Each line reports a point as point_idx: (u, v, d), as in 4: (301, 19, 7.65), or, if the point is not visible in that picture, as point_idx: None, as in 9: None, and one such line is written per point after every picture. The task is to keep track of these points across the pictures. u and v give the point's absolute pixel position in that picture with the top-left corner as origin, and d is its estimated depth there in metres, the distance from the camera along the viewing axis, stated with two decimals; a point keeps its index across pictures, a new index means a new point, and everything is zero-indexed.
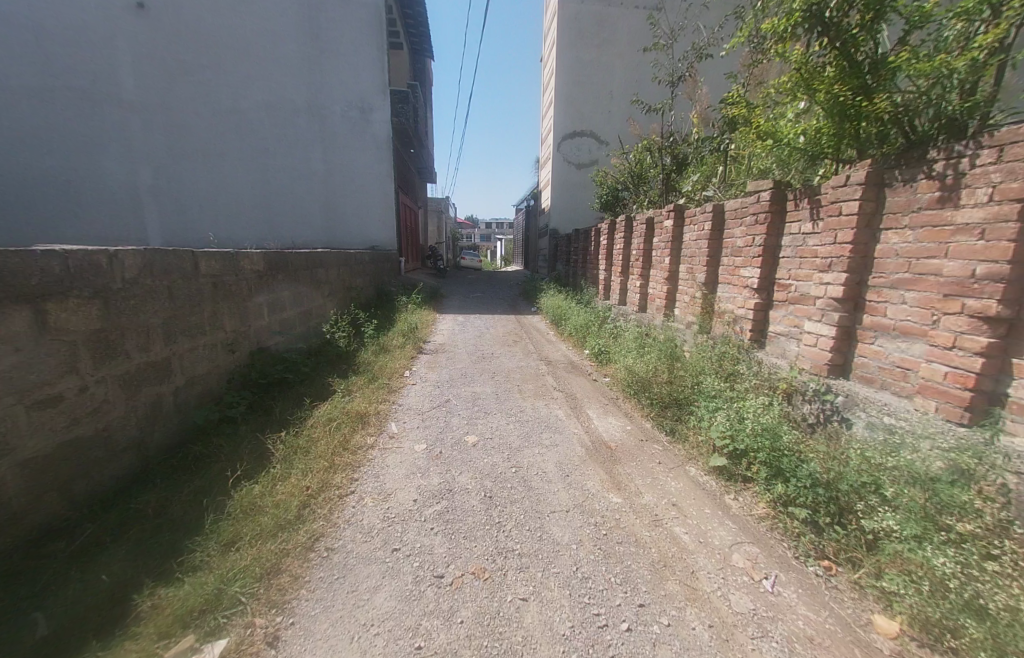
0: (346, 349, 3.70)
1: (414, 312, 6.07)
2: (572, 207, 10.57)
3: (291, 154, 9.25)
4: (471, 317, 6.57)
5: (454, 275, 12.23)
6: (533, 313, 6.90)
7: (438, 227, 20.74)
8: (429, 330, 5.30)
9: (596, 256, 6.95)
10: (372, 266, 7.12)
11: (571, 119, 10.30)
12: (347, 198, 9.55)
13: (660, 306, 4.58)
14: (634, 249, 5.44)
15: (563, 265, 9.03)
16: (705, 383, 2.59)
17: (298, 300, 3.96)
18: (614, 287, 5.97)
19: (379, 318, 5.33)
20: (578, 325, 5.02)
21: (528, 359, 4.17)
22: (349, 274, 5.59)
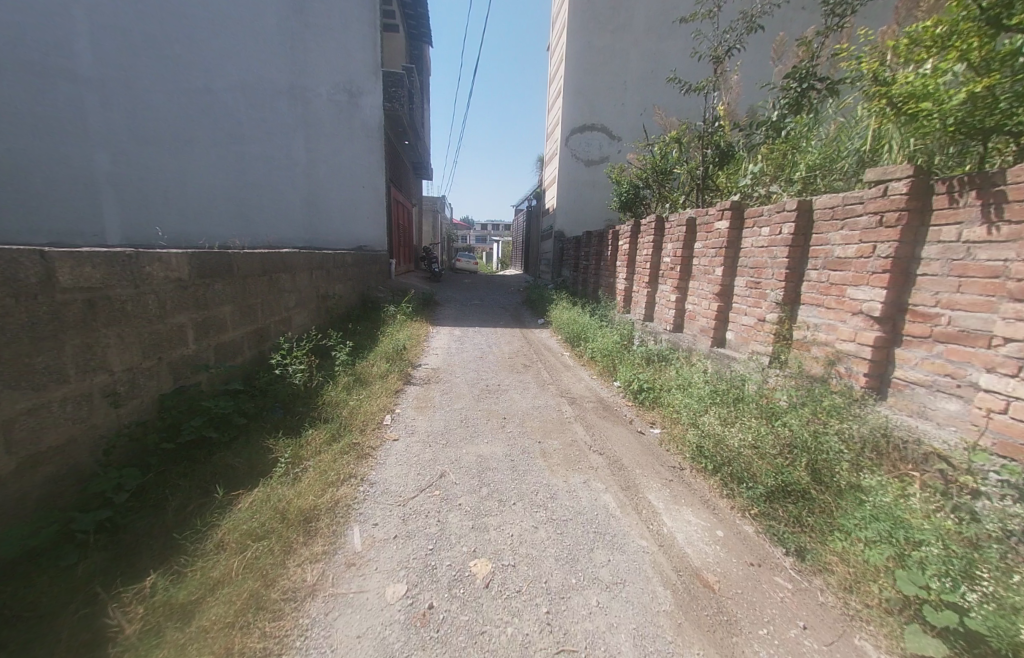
0: (305, 384, 2.77)
1: (402, 326, 5.13)
2: (580, 208, 9.65)
3: (270, 141, 8.19)
4: (469, 330, 5.64)
5: (450, 279, 11.30)
6: (541, 326, 5.99)
7: (433, 227, 19.72)
8: (419, 349, 4.37)
9: (614, 262, 6.05)
10: (356, 269, 6.16)
11: (581, 110, 9.41)
12: (333, 192, 8.59)
13: (707, 328, 3.69)
14: (667, 256, 4.55)
15: (571, 271, 8.14)
16: (847, 476, 1.76)
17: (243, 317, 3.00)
18: (638, 300, 5.09)
19: (357, 334, 4.38)
20: (601, 347, 4.11)
21: (545, 394, 3.26)
22: (323, 279, 4.63)
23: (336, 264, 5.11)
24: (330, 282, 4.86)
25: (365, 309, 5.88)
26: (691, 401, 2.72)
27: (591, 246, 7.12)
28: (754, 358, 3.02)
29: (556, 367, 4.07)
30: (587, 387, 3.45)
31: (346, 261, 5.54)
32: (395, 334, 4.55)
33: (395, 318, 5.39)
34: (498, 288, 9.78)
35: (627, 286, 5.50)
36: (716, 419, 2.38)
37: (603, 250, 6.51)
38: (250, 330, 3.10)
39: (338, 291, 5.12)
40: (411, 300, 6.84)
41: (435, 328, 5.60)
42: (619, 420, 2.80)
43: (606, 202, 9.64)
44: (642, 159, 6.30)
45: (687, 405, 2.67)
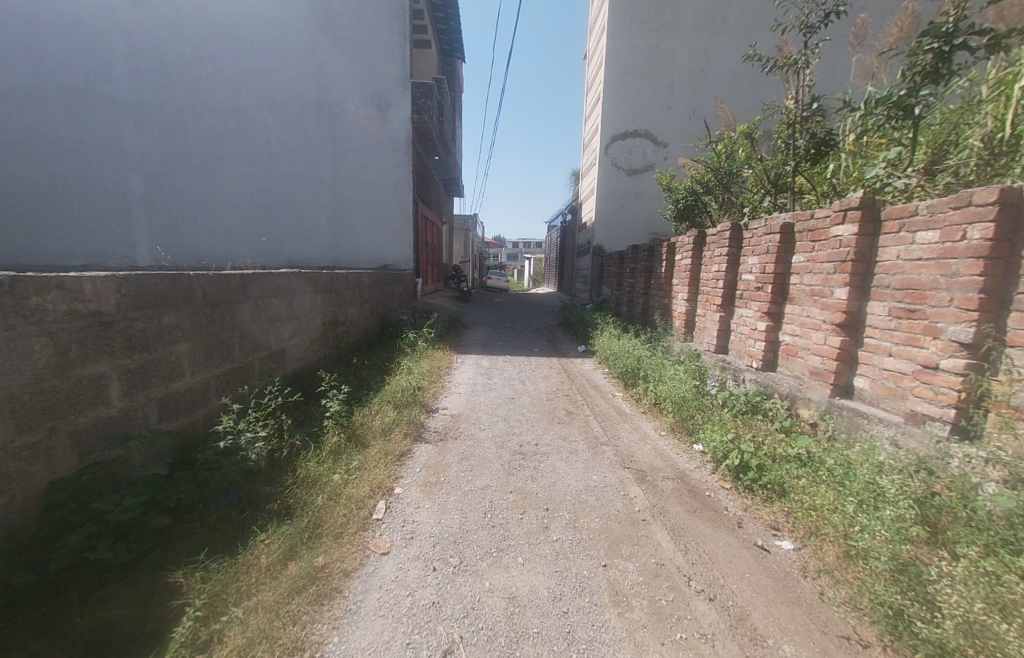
0: (276, 454, 2.04)
1: (422, 357, 4.37)
2: (621, 221, 8.75)
3: (295, 157, 7.64)
4: (499, 359, 4.81)
5: (480, 298, 10.65)
6: (581, 354, 5.12)
7: (464, 246, 19.33)
8: (438, 388, 3.57)
9: (670, 280, 5.11)
10: (380, 291, 5.56)
11: (622, 117, 8.59)
12: (358, 209, 7.97)
13: (822, 370, 2.75)
14: (748, 272, 3.61)
15: (614, 289, 7.23)
16: None
17: (203, 359, 2.31)
18: (708, 326, 4.13)
19: (367, 369, 3.66)
20: (671, 390, 3.18)
21: (603, 464, 2.37)
22: (333, 302, 3.97)
23: (351, 285, 4.46)
24: (342, 307, 4.20)
25: (383, 336, 5.20)
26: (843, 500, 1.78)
27: (639, 261, 6.19)
28: (924, 427, 2.08)
29: (610, 415, 3.16)
30: (659, 452, 2.54)
31: (365, 281, 4.91)
32: (410, 368, 3.80)
33: (414, 347, 4.66)
34: (531, 308, 8.98)
35: (690, 309, 4.55)
36: (911, 557, 1.43)
37: (655, 265, 5.58)
38: (219, 373, 2.42)
39: (353, 315, 4.46)
40: (436, 323, 6.14)
41: (459, 356, 4.83)
42: (725, 518, 1.89)
43: (651, 215, 8.73)
44: (700, 160, 5.36)
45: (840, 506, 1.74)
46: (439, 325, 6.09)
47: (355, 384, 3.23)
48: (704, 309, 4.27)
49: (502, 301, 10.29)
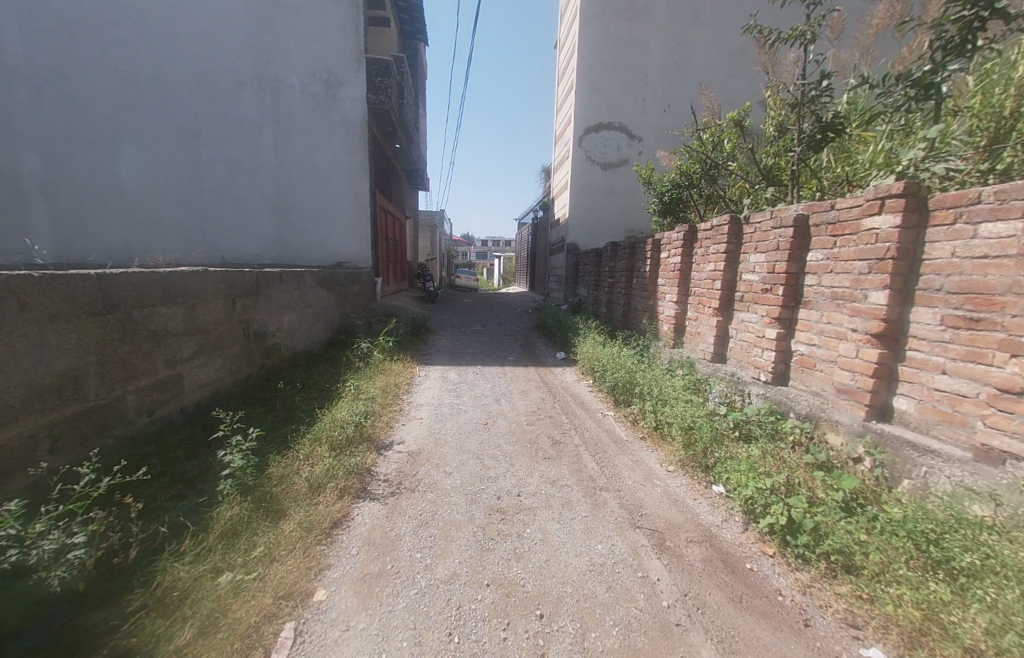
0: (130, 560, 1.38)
1: (374, 372, 3.66)
2: (595, 218, 8.29)
3: (232, 139, 6.50)
4: (468, 371, 4.17)
5: (447, 299, 9.96)
6: (561, 362, 4.58)
7: (430, 244, 18.39)
8: (393, 413, 2.90)
9: (656, 280, 4.65)
10: (332, 292, 4.79)
11: (596, 108, 8.14)
12: (307, 200, 6.89)
13: (853, 388, 2.32)
14: (750, 271, 3.17)
15: (592, 289, 6.75)
16: None
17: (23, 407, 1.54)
18: (703, 331, 3.67)
19: (299, 392, 2.92)
20: (676, 412, 2.66)
21: (606, 522, 1.80)
22: (260, 308, 3.19)
23: (289, 287, 3.67)
24: (276, 314, 3.42)
25: (329, 346, 4.42)
26: (953, 590, 1.35)
27: (619, 258, 5.71)
28: (1004, 468, 1.74)
29: (605, 444, 2.60)
30: (673, 499, 2.00)
31: (310, 281, 4.13)
32: (356, 389, 3.09)
33: (366, 359, 3.93)
34: (502, 309, 8.38)
35: (681, 312, 4.10)
36: None
37: (638, 263, 5.12)
38: (60, 419, 1.66)
39: (291, 323, 3.68)
40: (395, 328, 5.41)
41: (421, 368, 4.14)
42: (789, 616, 1.37)
43: (626, 212, 8.32)
44: (685, 150, 4.92)
45: (957, 601, 1.31)
46: (399, 330, 5.37)
47: (282, 416, 2.52)
48: (696, 312, 3.83)
49: (471, 301, 9.63)
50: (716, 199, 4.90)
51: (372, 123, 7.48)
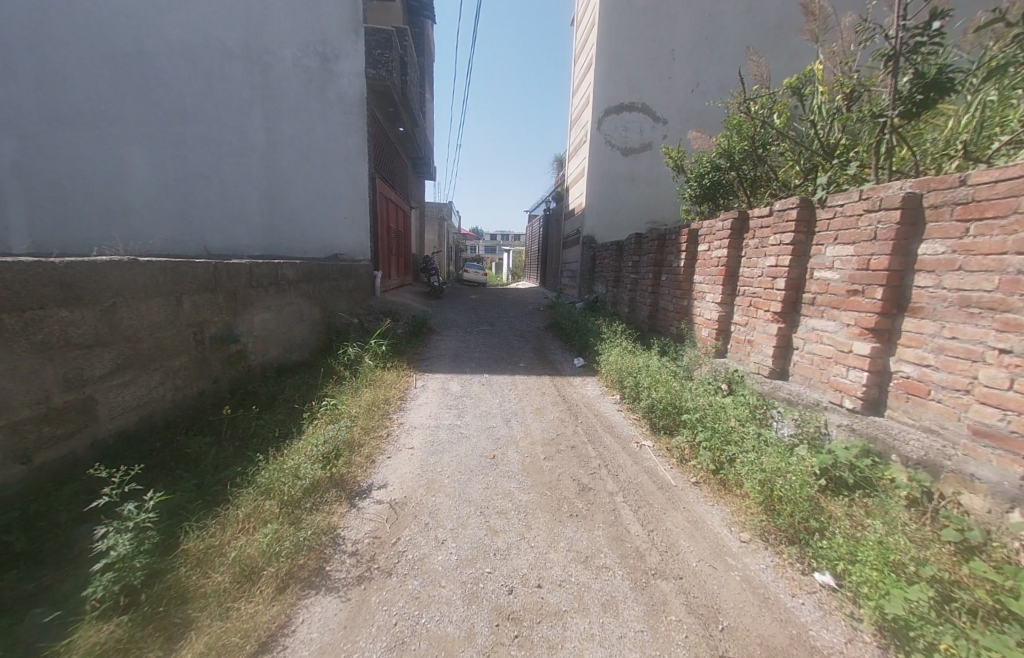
0: None
1: (361, 384, 3.08)
2: (615, 209, 7.59)
3: (218, 118, 5.90)
4: (474, 380, 3.58)
5: (454, 295, 9.38)
6: (582, 370, 3.97)
7: (437, 237, 17.75)
8: (377, 442, 2.31)
9: (692, 277, 4.00)
10: (321, 287, 4.21)
11: (617, 88, 7.41)
12: (298, 184, 6.22)
13: (1001, 432, 1.71)
14: (828, 265, 2.54)
15: (612, 285, 6.09)
16: None
17: None
18: (757, 339, 3.04)
19: (263, 414, 2.36)
20: (743, 452, 2.04)
21: (672, 647, 1.21)
22: (222, 307, 2.61)
23: (262, 280, 3.09)
24: (244, 314, 2.85)
25: (315, 349, 3.86)
26: None
27: (645, 251, 5.05)
28: None
29: (650, 491, 1.99)
30: (761, 594, 1.41)
31: (291, 274, 3.55)
32: (334, 409, 2.51)
33: (354, 366, 3.35)
34: (511, 306, 7.77)
35: (726, 315, 3.45)
36: None
37: (669, 257, 4.46)
38: None
39: (265, 324, 3.11)
40: (392, 328, 4.83)
41: (418, 376, 3.55)
42: None
43: (647, 202, 7.59)
44: (728, 125, 4.21)
45: None
46: (397, 330, 4.79)
47: (231, 453, 1.95)
48: (747, 315, 3.19)
49: (479, 297, 9.03)
50: (763, 183, 4.21)
51: (372, 103, 6.85)
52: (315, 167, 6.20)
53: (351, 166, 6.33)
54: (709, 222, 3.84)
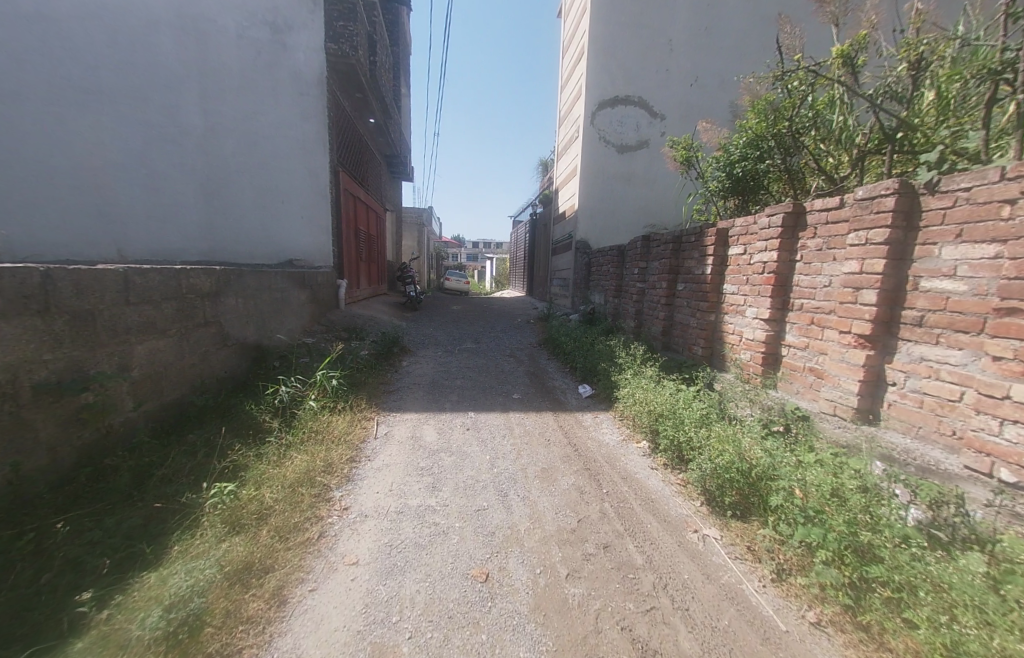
0: None
1: (293, 441, 2.19)
2: (611, 211, 6.84)
3: (143, 96, 4.88)
4: (456, 423, 2.74)
5: (433, 305, 8.49)
6: (592, 403, 3.17)
7: (417, 243, 16.84)
8: (297, 562, 1.44)
9: (721, 287, 3.28)
10: (256, 301, 3.31)
11: (611, 79, 6.70)
12: (244, 178, 5.27)
13: None
14: (949, 272, 1.82)
15: (612, 296, 5.35)
16: None
17: None
18: (830, 370, 2.28)
19: (103, 521, 1.47)
20: (895, 576, 1.26)
21: None
22: (58, 339, 1.73)
23: (144, 296, 2.19)
24: (106, 347, 1.96)
25: (241, 384, 2.93)
26: None
27: (655, 256, 4.33)
28: None
29: (751, 652, 1.18)
30: None
31: (202, 286, 2.65)
32: (230, 502, 1.60)
33: (286, 411, 2.44)
34: (497, 317, 6.95)
35: (776, 336, 2.70)
36: None
37: (687, 264, 3.73)
38: None
39: (147, 357, 2.21)
40: (351, 351, 3.92)
41: (379, 421, 2.66)
42: None
43: (644, 204, 6.86)
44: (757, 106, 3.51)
45: None
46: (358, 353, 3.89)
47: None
48: (810, 337, 2.45)
49: (460, 307, 8.19)
50: (803, 174, 3.51)
51: (336, 87, 5.98)
52: (264, 159, 5.28)
53: (309, 158, 5.43)
54: (741, 220, 3.12)
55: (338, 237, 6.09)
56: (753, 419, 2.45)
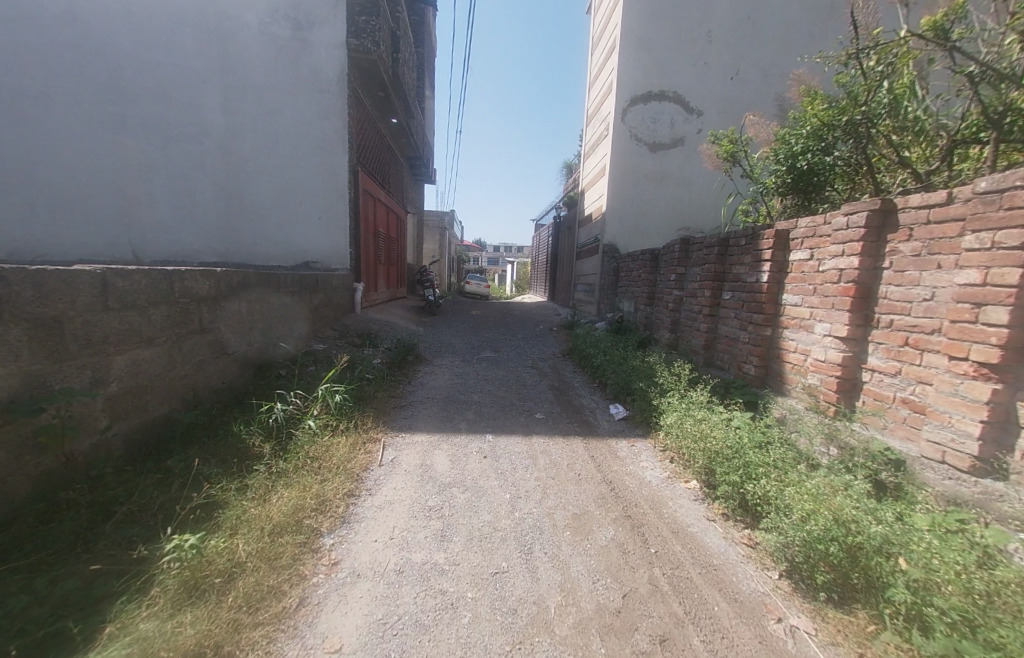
0: None
1: (285, 471, 1.90)
2: (642, 213, 6.35)
3: (164, 94, 4.77)
4: (473, 448, 2.41)
5: (453, 310, 8.24)
6: (627, 427, 2.79)
7: (439, 245, 16.71)
8: (265, 648, 1.13)
9: (780, 297, 2.85)
10: (262, 306, 3.06)
11: (643, 74, 6.25)
12: (263, 177, 5.09)
13: None
14: None
15: (644, 304, 4.93)
16: None
17: None
18: (935, 406, 1.85)
19: (34, 584, 1.19)
20: None
21: None
22: (13, 351, 1.48)
23: (126, 301, 1.94)
24: (78, 358, 1.72)
25: (242, 397, 2.68)
26: None
27: (697, 262, 3.90)
28: None
29: None
30: None
31: (200, 290, 2.41)
32: (193, 558, 1.31)
33: (281, 432, 2.15)
34: (518, 324, 6.61)
35: (855, 359, 2.27)
36: None
37: (736, 271, 3.30)
38: None
39: (130, 370, 1.96)
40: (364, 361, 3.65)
41: (384, 445, 2.34)
42: None
43: (677, 205, 6.36)
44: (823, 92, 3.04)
45: None
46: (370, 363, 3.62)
47: None
48: (905, 362, 2.02)
49: (480, 313, 7.88)
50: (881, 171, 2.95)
51: (358, 85, 5.79)
52: (284, 159, 5.10)
53: (328, 157, 5.23)
54: (803, 222, 2.71)
55: (355, 239, 5.86)
56: (829, 468, 2.05)
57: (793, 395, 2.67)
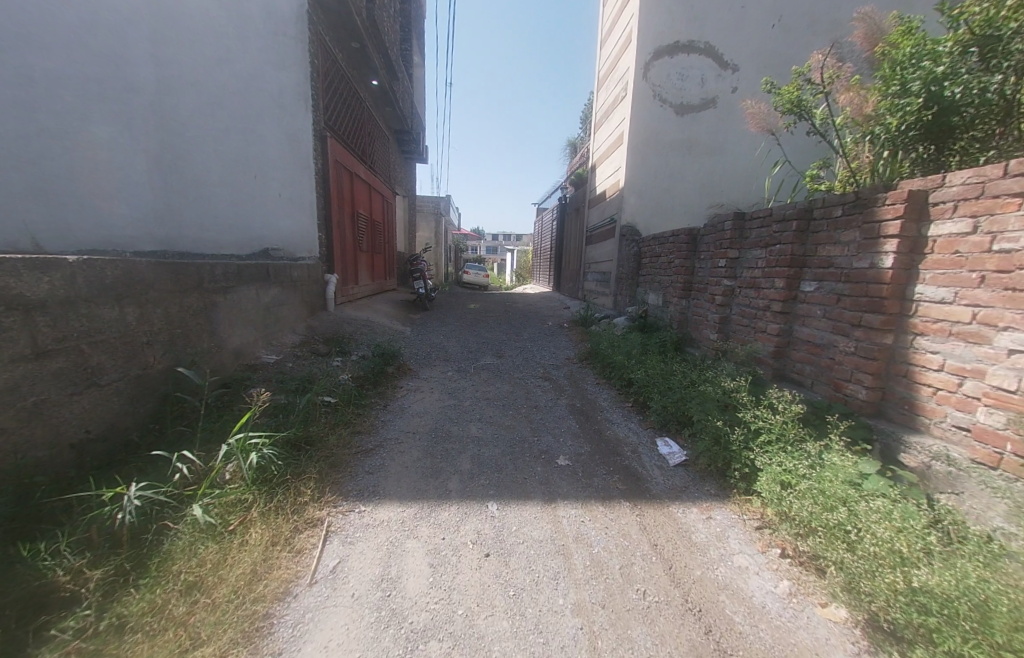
0: None
1: (116, 636, 1.07)
2: (667, 188, 5.30)
3: (72, 14, 3.25)
4: (470, 531, 1.56)
5: (448, 303, 7.33)
6: (692, 481, 1.94)
7: (434, 232, 15.69)
8: None
9: (909, 289, 1.99)
10: (160, 311, 2.17)
11: (671, 17, 5.10)
12: (212, 143, 3.93)
13: None
14: None
15: (676, 297, 4.02)
16: None
17: None
18: None
19: None
20: None
21: None
22: None
23: None
24: None
25: (126, 451, 1.85)
26: None
27: (758, 243, 2.99)
28: None
29: None
30: None
31: (25, 293, 1.53)
32: None
33: (138, 537, 1.31)
34: (523, 320, 5.72)
35: None
36: None
37: (829, 253, 2.41)
38: None
39: None
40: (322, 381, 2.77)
41: (319, 546, 1.46)
42: None
43: (708, 179, 5.29)
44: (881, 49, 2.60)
45: None
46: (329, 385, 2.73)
47: None
48: None
49: (478, 306, 6.97)
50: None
51: (324, 32, 4.77)
52: (233, 119, 4.00)
53: (286, 119, 4.24)
54: (945, 179, 1.87)
55: (324, 222, 4.88)
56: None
57: (940, 434, 1.84)
